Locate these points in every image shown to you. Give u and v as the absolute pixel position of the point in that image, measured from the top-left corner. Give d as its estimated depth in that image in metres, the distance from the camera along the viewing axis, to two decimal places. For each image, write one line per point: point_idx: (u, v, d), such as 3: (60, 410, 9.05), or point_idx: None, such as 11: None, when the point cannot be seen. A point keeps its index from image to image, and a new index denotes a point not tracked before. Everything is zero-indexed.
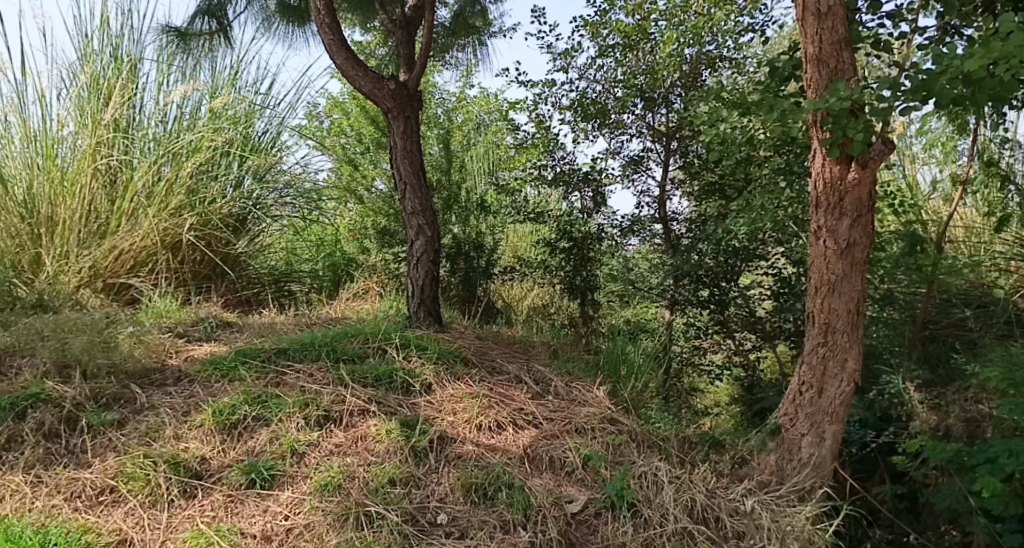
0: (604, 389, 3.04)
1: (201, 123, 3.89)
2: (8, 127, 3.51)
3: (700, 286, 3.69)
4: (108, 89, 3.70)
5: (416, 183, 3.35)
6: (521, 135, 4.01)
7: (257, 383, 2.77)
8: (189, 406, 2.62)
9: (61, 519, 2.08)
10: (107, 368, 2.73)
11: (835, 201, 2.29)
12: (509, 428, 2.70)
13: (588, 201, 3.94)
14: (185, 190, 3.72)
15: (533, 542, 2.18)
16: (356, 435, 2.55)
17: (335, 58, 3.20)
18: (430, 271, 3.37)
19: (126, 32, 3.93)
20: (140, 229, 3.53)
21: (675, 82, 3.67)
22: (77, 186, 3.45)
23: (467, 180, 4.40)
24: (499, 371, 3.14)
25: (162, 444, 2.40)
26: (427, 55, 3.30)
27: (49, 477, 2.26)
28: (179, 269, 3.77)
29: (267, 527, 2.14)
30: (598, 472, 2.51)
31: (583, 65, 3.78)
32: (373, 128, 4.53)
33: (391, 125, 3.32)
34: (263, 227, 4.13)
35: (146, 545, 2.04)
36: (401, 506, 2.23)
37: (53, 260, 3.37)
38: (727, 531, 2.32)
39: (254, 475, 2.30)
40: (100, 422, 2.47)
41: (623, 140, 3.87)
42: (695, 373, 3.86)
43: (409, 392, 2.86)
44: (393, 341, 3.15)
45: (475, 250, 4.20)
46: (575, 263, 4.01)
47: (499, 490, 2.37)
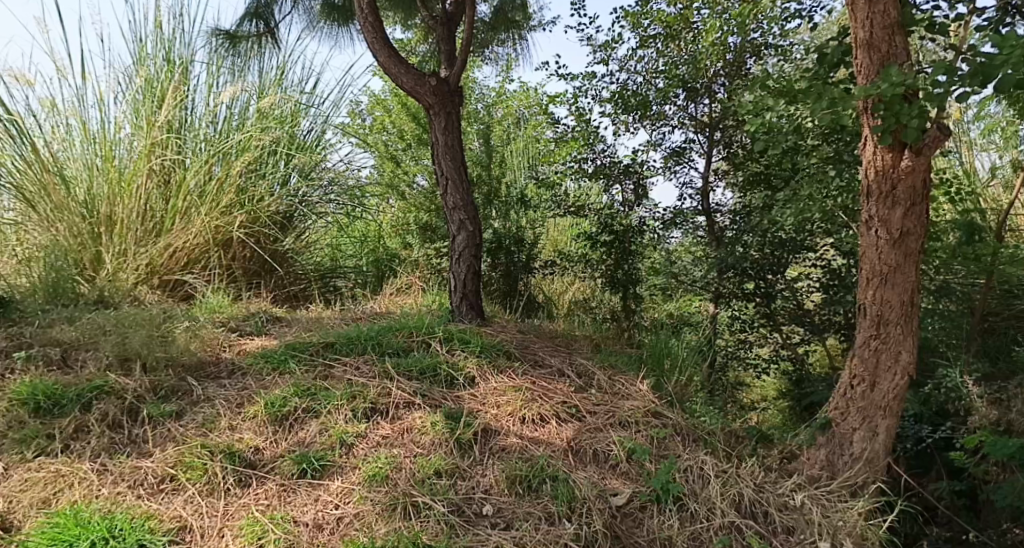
0: (647, 382, 3.03)
1: (249, 123, 3.99)
2: (69, 130, 3.65)
3: (745, 278, 3.63)
4: (162, 91, 3.83)
5: (458, 178, 3.39)
6: (561, 128, 4.00)
7: (306, 375, 2.85)
8: (243, 398, 2.71)
9: (125, 506, 2.15)
10: (165, 361, 2.84)
11: (887, 190, 2.23)
12: (553, 421, 2.72)
13: (629, 194, 3.94)
14: (234, 189, 3.82)
15: (578, 534, 2.19)
16: (403, 428, 2.60)
17: (377, 55, 3.25)
18: (472, 266, 3.40)
19: (177, 36, 4.05)
20: (193, 227, 3.65)
21: (718, 72, 3.62)
22: (134, 186, 3.58)
23: (507, 175, 4.41)
24: (542, 365, 3.16)
25: (217, 435, 2.48)
26: (468, 50, 3.32)
27: (113, 465, 2.32)
28: (230, 265, 3.88)
29: (319, 516, 2.20)
30: (643, 465, 2.51)
31: (623, 57, 3.75)
32: (415, 124, 4.57)
33: (433, 121, 3.35)
34: (309, 224, 4.23)
35: (205, 532, 2.11)
36: (447, 497, 2.27)
37: (112, 258, 3.51)
38: (776, 526, 2.30)
39: (306, 465, 2.37)
40: (160, 413, 2.56)
41: (664, 132, 3.83)
42: (740, 367, 3.82)
43: (453, 386, 2.89)
44: (436, 334, 3.20)
45: (517, 244, 4.16)
46: (616, 255, 3.99)
47: (543, 482, 2.38)
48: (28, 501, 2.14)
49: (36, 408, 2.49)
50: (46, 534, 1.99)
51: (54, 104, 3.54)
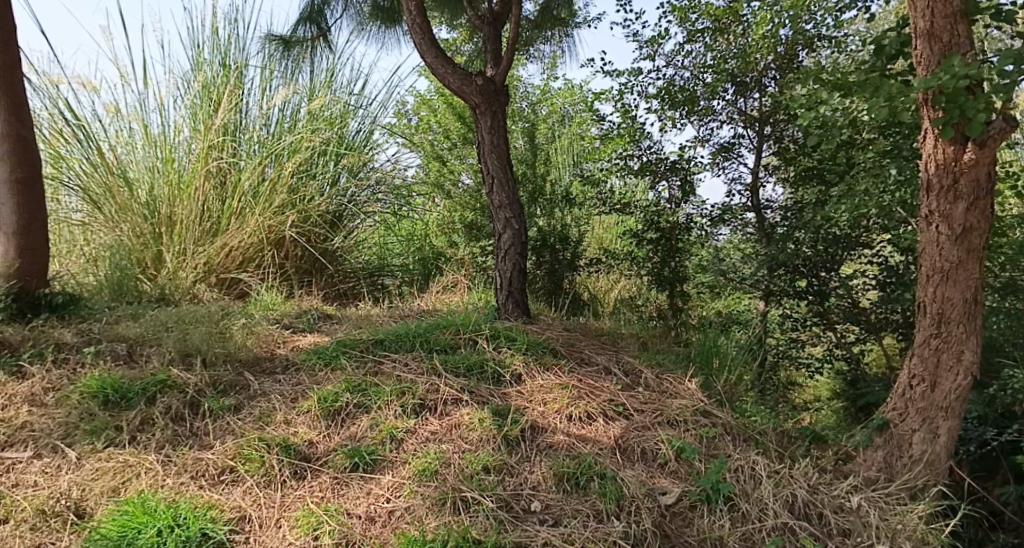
0: (696, 381, 3.00)
1: (300, 125, 4.09)
2: (132, 134, 3.80)
3: (797, 276, 3.55)
4: (218, 96, 3.96)
5: (503, 177, 3.41)
6: (607, 125, 3.98)
7: (357, 372, 2.92)
8: (297, 393, 2.79)
9: (188, 496, 2.23)
10: (224, 356, 2.96)
11: (949, 184, 2.16)
12: (600, 419, 2.71)
13: (675, 190, 3.90)
14: (286, 189, 3.92)
15: (627, 532, 2.19)
16: (451, 424, 2.63)
17: (425, 56, 3.29)
18: (517, 264, 3.42)
19: (233, 41, 4.17)
20: (247, 227, 3.75)
21: (769, 65, 3.55)
22: (193, 188, 3.71)
23: (551, 173, 4.41)
24: (589, 362, 3.16)
25: (273, 429, 2.56)
26: (514, 49, 3.33)
27: (177, 457, 2.41)
28: (283, 263, 3.99)
29: (371, 508, 2.25)
30: (692, 464, 2.49)
31: (670, 52, 3.71)
32: (461, 124, 4.60)
33: (479, 120, 3.37)
34: (358, 222, 4.33)
35: (263, 522, 2.19)
36: (495, 493, 2.30)
37: (172, 257, 3.65)
38: (832, 528, 2.26)
39: (358, 459, 2.42)
40: (220, 407, 2.65)
41: (712, 127, 3.78)
42: (792, 366, 3.76)
43: (500, 382, 2.93)
44: (483, 332, 3.24)
45: (561, 243, 4.17)
46: (663, 254, 3.96)
47: (591, 480, 2.39)
48: (100, 489, 2.23)
49: (105, 401, 2.60)
50: (116, 521, 2.07)
51: (118, 109, 3.69)
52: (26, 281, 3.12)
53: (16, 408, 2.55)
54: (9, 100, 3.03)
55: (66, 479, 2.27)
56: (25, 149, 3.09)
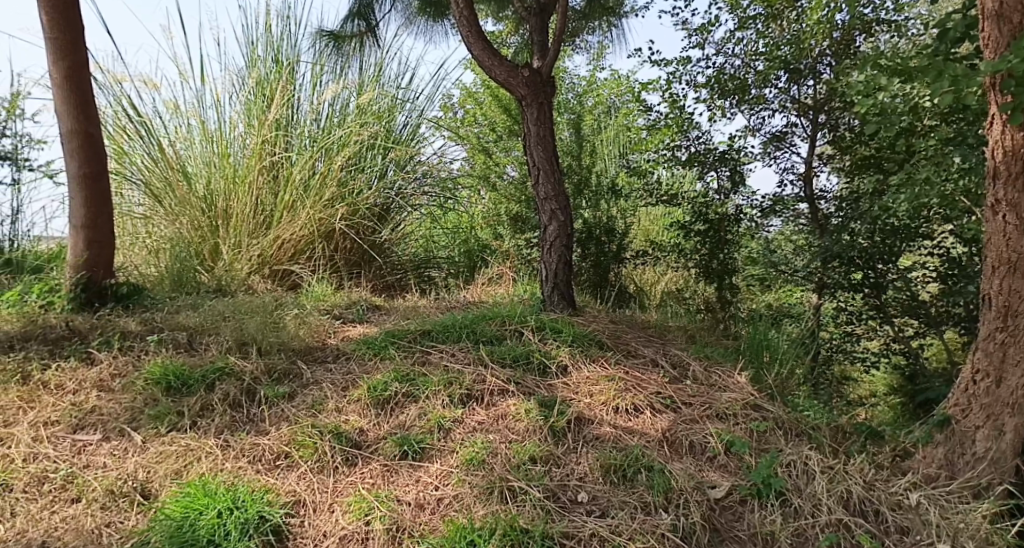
0: (745, 375, 2.95)
1: (350, 119, 4.16)
2: (190, 130, 3.93)
3: (852, 268, 3.46)
4: (271, 91, 4.06)
5: (550, 168, 3.40)
6: (654, 115, 3.94)
7: (405, 361, 2.97)
8: (348, 382, 2.85)
9: (246, 479, 2.30)
10: (277, 345, 3.05)
11: (1018, 171, 2.08)
12: (647, 412, 2.70)
13: (724, 181, 3.84)
14: (336, 182, 4.00)
15: (676, 525, 2.18)
16: (498, 414, 2.66)
17: (472, 49, 3.31)
18: (563, 256, 3.42)
19: (285, 37, 4.27)
20: (299, 219, 3.84)
21: (824, 51, 3.46)
22: (248, 182, 3.82)
23: (597, 165, 4.39)
24: (635, 354, 3.15)
25: (326, 416, 2.62)
26: (561, 39, 3.31)
27: (235, 441, 2.49)
28: (333, 255, 4.08)
29: (421, 496, 2.29)
30: (743, 458, 2.46)
31: (720, 40, 3.65)
32: (506, 116, 4.50)
33: (526, 112, 3.38)
34: (404, 215, 4.42)
35: (317, 506, 2.25)
36: (543, 483, 2.31)
37: (229, 249, 3.77)
38: (889, 525, 2.22)
39: (407, 447, 2.47)
40: (275, 395, 2.72)
41: (764, 116, 3.70)
42: (846, 361, 3.66)
43: (545, 374, 2.94)
44: (529, 323, 3.25)
45: (606, 235, 4.15)
46: (711, 245, 3.91)
47: (639, 472, 2.38)
48: (164, 472, 2.31)
49: (167, 387, 2.69)
50: (178, 502, 2.14)
51: (178, 106, 3.82)
52: (94, 272, 3.27)
53: (86, 393, 2.66)
54: (78, 98, 3.16)
55: (132, 462, 2.36)
56: (93, 145, 3.23)
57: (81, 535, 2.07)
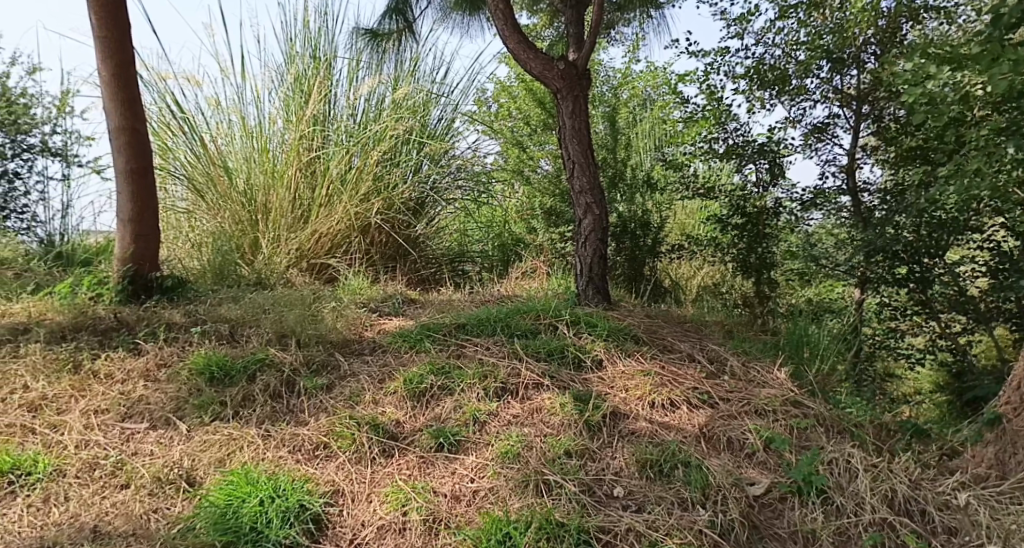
0: (785, 371, 2.90)
1: (385, 114, 4.20)
2: (230, 126, 4.00)
3: (897, 262, 3.36)
4: (309, 87, 4.11)
5: (585, 162, 3.38)
6: (690, 108, 3.89)
7: (441, 354, 2.99)
8: (384, 374, 2.88)
9: (287, 468, 2.35)
10: (316, 337, 3.09)
11: None
12: (683, 407, 2.68)
13: (763, 173, 3.77)
14: (372, 176, 4.04)
15: (714, 521, 2.16)
16: (532, 408, 2.66)
17: (507, 42, 3.31)
18: (598, 250, 3.40)
19: (322, 33, 4.32)
20: (336, 213, 3.89)
21: (869, 40, 3.39)
22: (286, 177, 3.88)
23: (633, 158, 4.36)
24: (672, 349, 3.12)
25: (363, 408, 2.66)
26: (597, 31, 3.29)
27: (276, 431, 2.53)
28: (369, 249, 4.11)
29: (456, 488, 2.30)
30: (782, 455, 2.43)
31: (760, 29, 3.58)
32: (541, 110, 4.56)
33: (561, 105, 3.36)
34: (439, 209, 4.42)
35: (356, 496, 2.28)
36: (578, 477, 2.31)
37: (268, 243, 3.84)
38: (936, 526, 2.18)
39: (442, 439, 2.49)
40: (314, 386, 2.77)
41: (805, 107, 3.63)
42: (890, 357, 3.60)
43: (580, 368, 2.93)
44: (564, 317, 3.25)
45: (642, 228, 4.12)
46: (749, 240, 3.83)
47: (675, 467, 2.37)
48: (208, 460, 2.36)
49: (210, 377, 2.75)
50: (223, 489, 2.18)
51: (219, 103, 3.90)
52: (140, 265, 3.36)
53: (133, 382, 2.73)
54: (125, 96, 3.24)
55: (178, 450, 2.42)
56: (139, 141, 3.31)
57: (130, 520, 2.11)
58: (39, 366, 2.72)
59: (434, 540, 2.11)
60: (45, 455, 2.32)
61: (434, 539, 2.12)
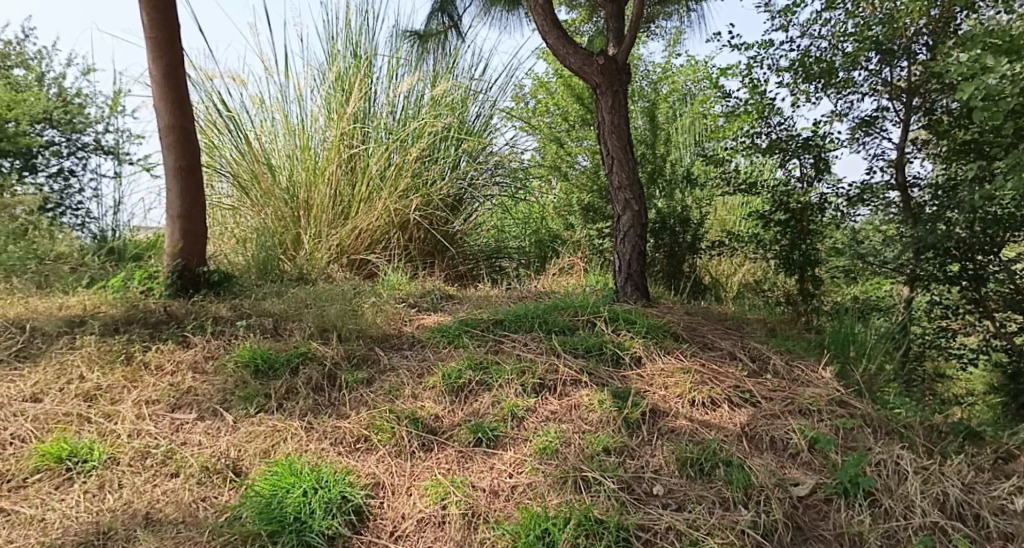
0: (831, 370, 2.84)
1: (424, 111, 4.24)
2: (273, 123, 4.08)
3: (948, 260, 3.26)
4: (350, 85, 4.17)
5: (623, 157, 3.36)
6: (732, 102, 3.83)
7: (479, 350, 3.01)
8: (423, 369, 2.91)
9: (329, 460, 2.38)
10: (356, 332, 3.13)
11: None
12: (725, 405, 2.64)
13: (808, 168, 3.69)
14: (411, 173, 4.09)
15: (756, 522, 2.13)
16: (570, 404, 2.66)
17: (546, 38, 3.31)
18: (637, 246, 3.37)
19: (363, 31, 4.37)
20: (375, 210, 3.94)
21: (920, 30, 3.29)
22: (327, 174, 3.94)
23: (673, 153, 4.37)
24: (712, 346, 3.08)
25: (402, 402, 2.68)
26: (638, 25, 3.25)
27: (318, 424, 2.57)
28: (408, 245, 4.15)
29: (495, 483, 2.31)
30: (828, 456, 2.39)
31: (806, 21, 3.51)
32: (579, 105, 4.54)
33: (600, 100, 3.33)
34: (476, 205, 4.45)
35: (396, 489, 2.30)
36: (617, 474, 2.29)
37: (309, 240, 3.90)
38: (991, 531, 2.13)
39: (481, 434, 2.50)
40: (354, 380, 2.80)
41: (852, 100, 3.54)
42: (940, 357, 3.51)
43: (619, 365, 2.91)
44: (602, 314, 3.23)
45: (681, 224, 4.07)
46: (792, 236, 3.74)
47: (716, 467, 2.34)
48: (253, 451, 2.41)
49: (255, 370, 2.81)
50: (268, 480, 2.23)
51: (264, 101, 3.98)
52: (188, 260, 3.45)
53: (182, 374, 2.80)
54: (175, 95, 3.33)
55: (225, 440, 2.47)
56: (187, 139, 3.40)
57: (180, 508, 2.17)
58: (94, 357, 2.82)
59: (473, 534, 2.13)
60: (100, 443, 2.39)
61: (473, 533, 2.13)
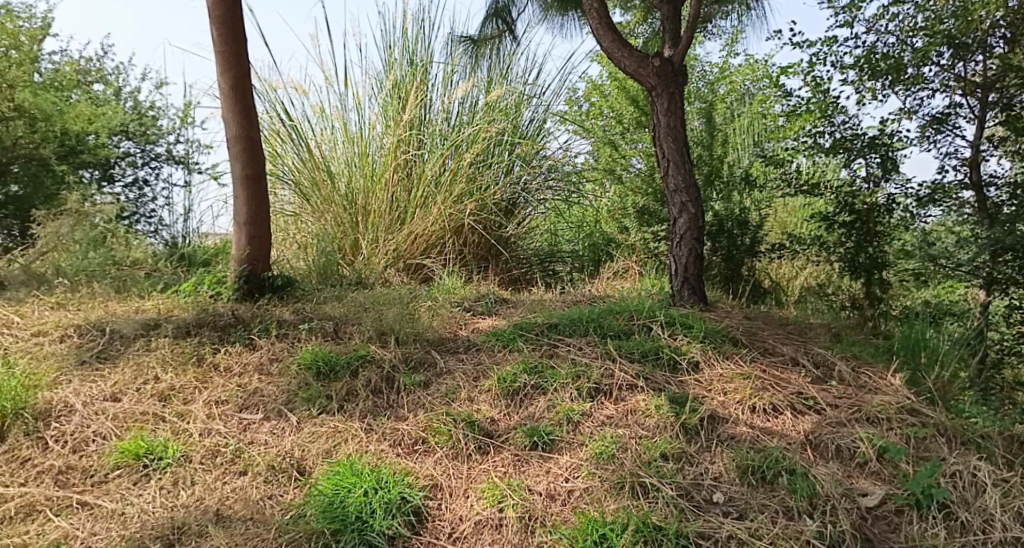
0: (900, 377, 2.74)
1: (478, 116, 4.29)
2: (333, 131, 4.18)
3: None
4: (406, 92, 4.25)
5: (680, 159, 3.31)
6: (793, 101, 3.75)
7: (533, 353, 3.02)
8: (479, 372, 2.93)
9: (388, 461, 2.42)
10: (413, 335, 3.18)
11: None
12: (787, 412, 2.57)
13: (874, 168, 3.56)
14: (465, 179, 4.14)
15: (822, 532, 2.08)
16: (627, 409, 2.63)
17: (602, 41, 3.29)
18: (694, 249, 3.31)
19: (419, 39, 4.44)
20: (431, 215, 4.01)
21: (997, 22, 3.14)
22: (385, 180, 4.02)
23: (730, 154, 4.31)
24: (773, 352, 2.99)
25: (458, 404, 2.72)
26: (695, 26, 3.20)
27: (378, 425, 2.62)
28: (462, 250, 4.19)
29: (551, 487, 2.31)
30: (898, 466, 2.31)
31: (872, 16, 3.40)
32: (634, 108, 4.49)
33: (655, 102, 3.30)
34: (529, 210, 4.47)
35: (453, 491, 2.33)
36: (675, 481, 2.26)
37: (367, 245, 4.00)
38: None
39: (537, 438, 2.50)
40: (412, 383, 2.84)
41: (922, 97, 3.42)
42: (1020, 364, 3.34)
43: (676, 370, 2.87)
44: (658, 318, 3.18)
45: (739, 227, 4.00)
46: (858, 238, 3.62)
47: (779, 475, 2.28)
48: (316, 450, 2.48)
49: (317, 372, 2.89)
50: (330, 479, 2.28)
51: (324, 110, 4.09)
52: (254, 265, 3.57)
53: (249, 375, 2.90)
54: (241, 106, 3.46)
55: (289, 440, 2.55)
56: (253, 149, 3.51)
57: (249, 505, 2.24)
58: (168, 358, 2.94)
59: (530, 538, 2.13)
60: (173, 442, 2.49)
61: (530, 537, 2.13)
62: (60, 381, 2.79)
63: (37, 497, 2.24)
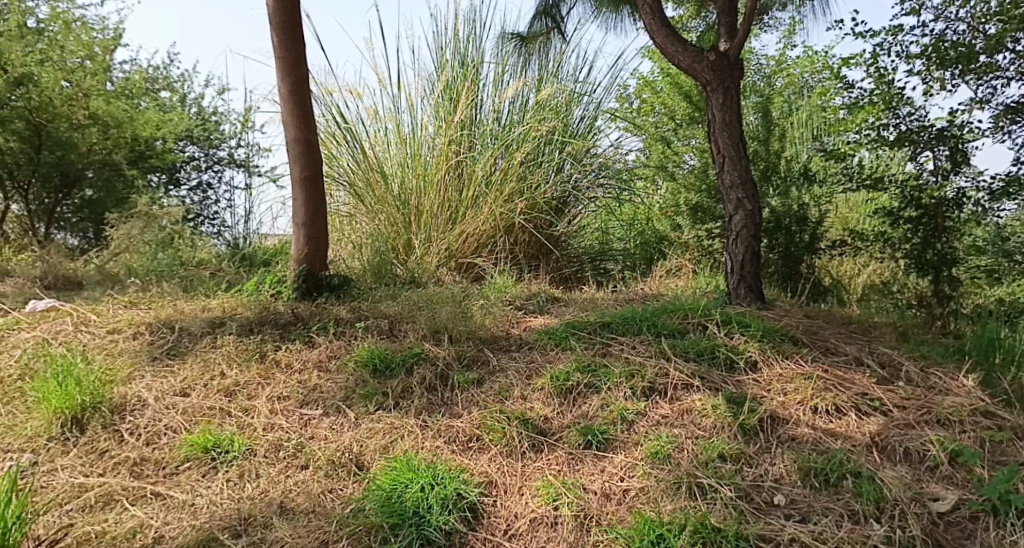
0: (973, 378, 2.62)
1: (528, 116, 4.31)
2: (387, 133, 4.26)
3: None
4: (458, 93, 4.30)
5: (735, 155, 3.24)
6: (855, 93, 3.63)
7: (586, 352, 3.00)
8: (532, 370, 2.93)
9: (443, 457, 2.44)
10: (466, 334, 3.20)
11: None
12: (852, 413, 2.50)
13: (942, 161, 3.42)
14: (516, 178, 4.16)
15: (890, 537, 2.01)
16: (683, 409, 2.60)
17: (654, 38, 3.26)
18: (751, 247, 3.24)
19: (470, 40, 4.48)
20: (482, 215, 4.04)
21: None
22: (437, 181, 4.07)
23: (788, 149, 4.25)
24: (835, 352, 2.90)
25: (512, 402, 2.73)
26: (751, 18, 3.14)
27: (432, 423, 2.65)
28: (513, 249, 4.21)
29: (606, 486, 2.29)
30: (972, 470, 2.21)
31: (941, 3, 3.27)
32: (687, 103, 4.36)
33: (710, 98, 3.25)
34: (580, 208, 4.45)
35: (508, 489, 2.33)
36: (734, 482, 2.22)
37: (420, 244, 4.04)
38: None
39: (591, 436, 2.49)
40: (465, 380, 2.87)
41: (996, 86, 3.26)
42: None
43: (733, 369, 2.81)
44: (714, 317, 3.12)
45: (798, 225, 3.93)
46: (925, 234, 3.48)
47: (843, 477, 2.21)
48: (373, 446, 2.52)
49: (374, 369, 2.94)
50: (388, 475, 2.31)
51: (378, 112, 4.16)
52: (311, 265, 3.65)
53: (309, 372, 2.97)
54: (299, 110, 3.54)
55: (348, 435, 2.60)
56: (310, 152, 3.60)
57: (310, 498, 2.29)
58: (233, 355, 3.05)
59: (586, 536, 2.11)
60: (239, 436, 2.57)
61: (586, 535, 2.12)
62: (133, 377, 2.90)
63: (114, 487, 2.33)
